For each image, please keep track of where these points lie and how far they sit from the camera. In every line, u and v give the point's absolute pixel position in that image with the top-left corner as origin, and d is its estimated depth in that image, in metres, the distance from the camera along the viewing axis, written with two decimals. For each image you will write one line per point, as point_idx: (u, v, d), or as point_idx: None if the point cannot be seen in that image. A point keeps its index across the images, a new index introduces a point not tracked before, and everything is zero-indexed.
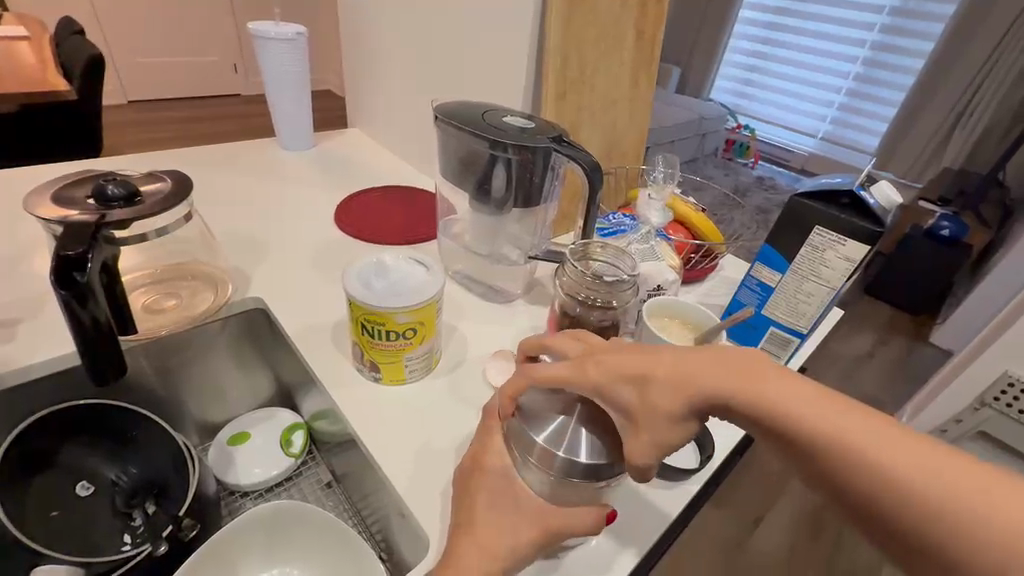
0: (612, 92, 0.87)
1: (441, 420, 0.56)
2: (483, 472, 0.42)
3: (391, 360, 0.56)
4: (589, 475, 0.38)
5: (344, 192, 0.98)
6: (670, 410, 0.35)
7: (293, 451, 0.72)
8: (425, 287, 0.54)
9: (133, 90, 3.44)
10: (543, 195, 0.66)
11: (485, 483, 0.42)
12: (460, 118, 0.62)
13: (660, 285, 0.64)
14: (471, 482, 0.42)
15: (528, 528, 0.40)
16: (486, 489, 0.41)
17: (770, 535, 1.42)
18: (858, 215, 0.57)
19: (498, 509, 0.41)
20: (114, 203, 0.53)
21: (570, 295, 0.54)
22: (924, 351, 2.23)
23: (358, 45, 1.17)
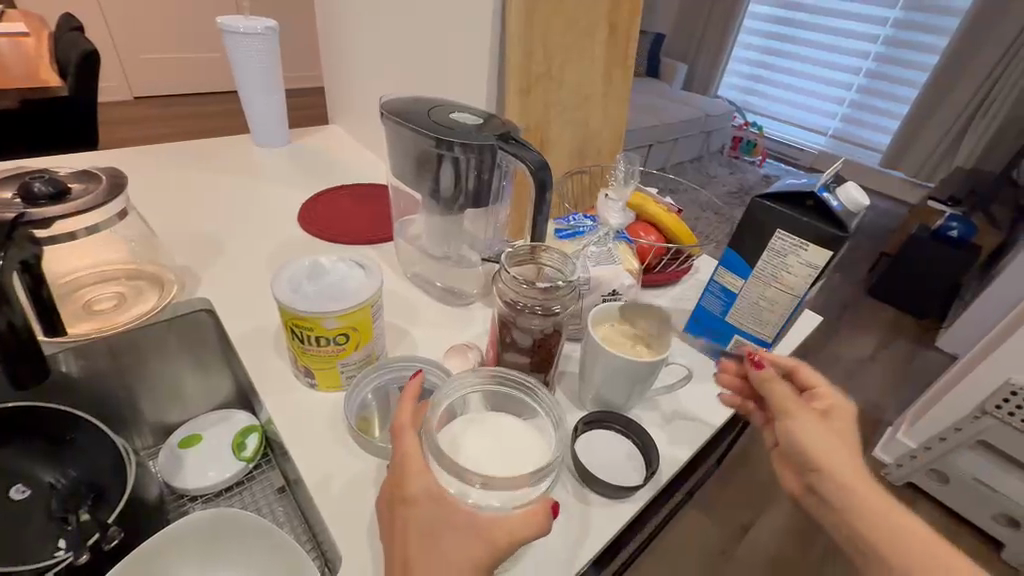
0: (584, 86, 0.84)
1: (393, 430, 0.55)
2: (409, 503, 0.39)
3: (326, 365, 0.55)
4: (482, 481, 0.39)
5: (313, 189, 0.96)
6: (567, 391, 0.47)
7: (245, 454, 0.70)
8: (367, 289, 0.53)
9: (139, 86, 3.46)
10: (492, 195, 0.63)
11: (413, 516, 0.38)
12: (404, 115, 0.60)
13: (615, 289, 0.61)
14: (397, 517, 0.39)
15: (471, 547, 0.37)
16: (415, 526, 0.38)
17: (757, 543, 1.39)
18: (820, 219, 0.53)
19: (427, 547, 0.37)
20: (42, 200, 0.51)
21: (506, 303, 0.51)
22: (929, 355, 2.17)
23: (336, 40, 1.15)
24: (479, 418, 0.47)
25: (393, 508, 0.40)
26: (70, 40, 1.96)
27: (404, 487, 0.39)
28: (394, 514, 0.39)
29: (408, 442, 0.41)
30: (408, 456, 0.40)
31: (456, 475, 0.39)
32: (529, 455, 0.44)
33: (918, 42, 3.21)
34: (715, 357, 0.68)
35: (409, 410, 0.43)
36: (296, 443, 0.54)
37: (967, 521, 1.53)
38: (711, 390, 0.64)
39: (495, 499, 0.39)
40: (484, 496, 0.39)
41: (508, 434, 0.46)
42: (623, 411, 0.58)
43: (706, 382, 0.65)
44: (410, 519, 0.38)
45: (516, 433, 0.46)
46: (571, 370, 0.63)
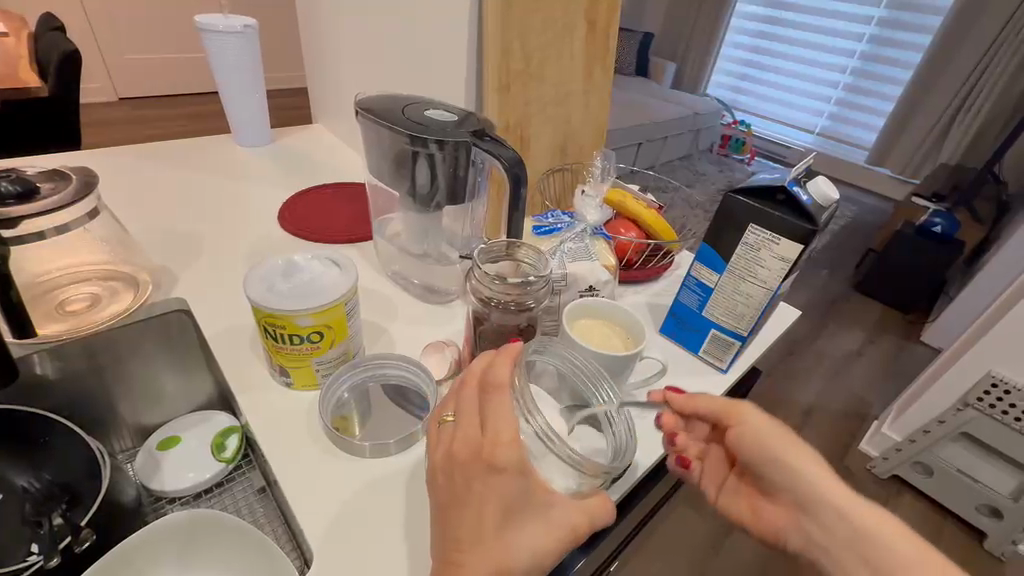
0: (564, 83, 0.85)
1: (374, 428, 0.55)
2: (496, 472, 0.37)
3: (300, 364, 0.55)
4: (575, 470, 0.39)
5: (294, 189, 0.96)
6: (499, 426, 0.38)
7: (224, 456, 0.69)
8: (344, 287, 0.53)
9: (125, 88, 3.43)
10: (469, 192, 0.63)
11: (496, 484, 0.37)
12: (379, 112, 0.60)
13: (591, 285, 0.61)
14: (475, 481, 0.37)
15: (558, 530, 0.38)
16: (498, 495, 0.37)
17: (746, 538, 1.40)
18: (792, 213, 0.54)
19: (508, 519, 0.37)
20: (7, 200, 0.51)
21: (479, 300, 0.51)
22: (914, 349, 2.19)
23: (318, 39, 1.14)
24: (537, 395, 0.46)
25: (473, 469, 0.38)
26: (51, 40, 1.94)
27: (494, 453, 0.37)
28: (471, 480, 0.38)
29: (508, 404, 0.39)
30: (502, 418, 0.38)
31: (555, 457, 0.38)
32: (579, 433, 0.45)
33: (903, 40, 3.25)
34: (693, 352, 0.69)
35: (510, 368, 0.40)
36: (271, 444, 0.54)
37: (952, 513, 1.55)
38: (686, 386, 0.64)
39: (571, 480, 0.39)
40: (569, 480, 0.39)
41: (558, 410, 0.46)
42: None
43: (683, 378, 0.65)
44: (489, 493, 0.37)
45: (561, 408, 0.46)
46: None
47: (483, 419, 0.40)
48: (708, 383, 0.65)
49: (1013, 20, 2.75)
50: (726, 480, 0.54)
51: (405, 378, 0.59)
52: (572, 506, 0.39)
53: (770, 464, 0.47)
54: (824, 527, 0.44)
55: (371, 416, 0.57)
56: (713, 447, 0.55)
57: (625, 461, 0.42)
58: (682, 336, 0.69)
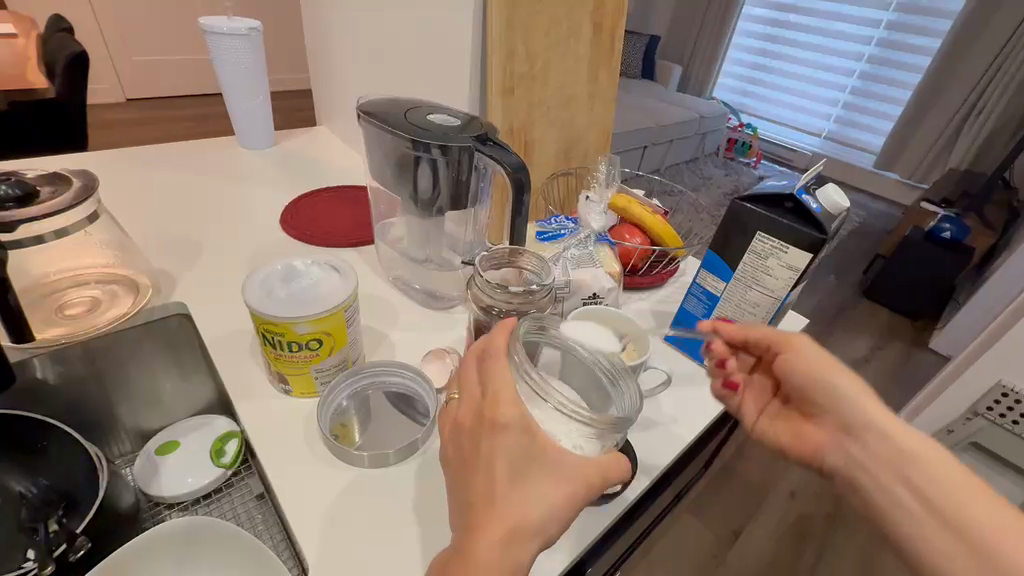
0: (568, 87, 0.84)
1: (378, 435, 0.55)
2: (498, 430, 0.37)
3: (298, 371, 0.54)
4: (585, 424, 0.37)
5: (297, 192, 0.95)
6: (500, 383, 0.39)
7: (224, 461, 0.69)
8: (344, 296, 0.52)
9: (132, 89, 3.45)
10: (472, 197, 0.63)
11: (501, 443, 0.37)
12: (381, 117, 0.59)
13: (595, 293, 0.60)
14: (482, 442, 0.37)
15: (566, 489, 0.36)
16: (503, 452, 0.36)
17: (751, 548, 1.38)
18: (801, 222, 0.53)
19: (517, 475, 0.36)
20: (7, 204, 0.50)
21: (482, 308, 0.50)
22: (922, 356, 2.17)
23: (322, 41, 1.14)
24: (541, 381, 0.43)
25: (478, 432, 0.38)
26: (58, 43, 1.95)
27: (495, 412, 0.37)
28: (478, 442, 0.38)
29: (505, 366, 0.39)
30: (500, 381, 0.39)
31: (559, 412, 0.37)
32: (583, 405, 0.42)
33: (911, 44, 3.22)
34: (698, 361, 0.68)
35: (507, 336, 0.41)
36: (268, 451, 0.52)
37: None
38: (690, 395, 0.63)
39: (575, 441, 0.38)
40: (580, 438, 0.38)
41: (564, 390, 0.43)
42: None
43: (688, 387, 0.64)
44: (495, 453, 0.36)
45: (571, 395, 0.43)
46: None
47: (482, 386, 0.40)
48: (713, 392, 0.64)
49: None
50: (767, 406, 0.57)
51: (405, 382, 0.58)
52: (583, 461, 0.37)
53: (816, 388, 0.51)
54: (867, 447, 0.48)
55: (369, 421, 0.56)
56: (756, 377, 0.58)
57: (636, 415, 0.39)
58: (687, 344, 0.68)
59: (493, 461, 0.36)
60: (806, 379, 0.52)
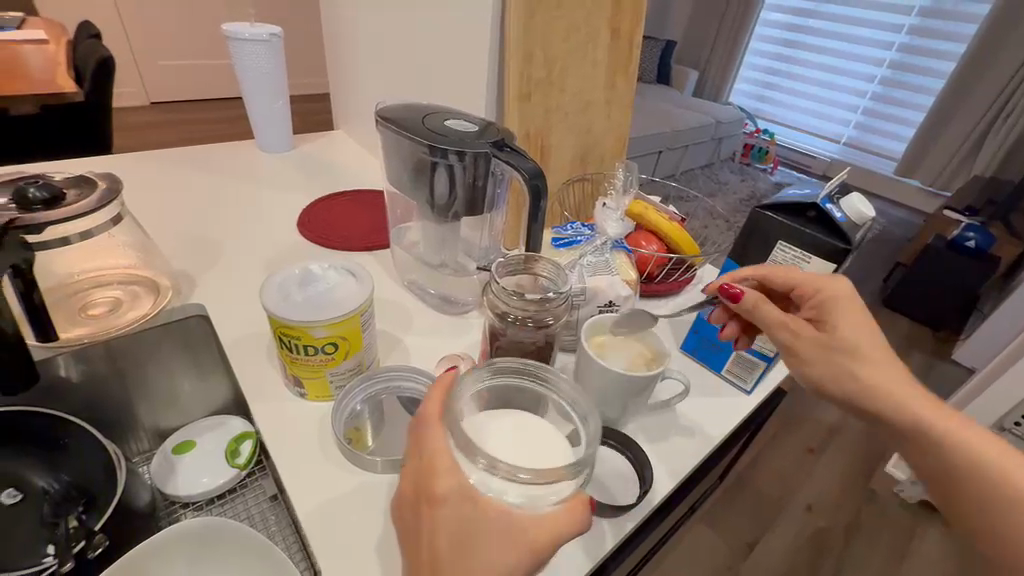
0: (585, 93, 0.83)
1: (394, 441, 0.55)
2: (436, 504, 0.36)
3: (313, 374, 0.54)
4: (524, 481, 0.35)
5: (314, 195, 0.96)
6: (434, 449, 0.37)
7: (239, 461, 0.70)
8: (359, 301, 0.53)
9: (155, 92, 3.52)
10: (488, 203, 0.63)
11: (441, 515, 0.35)
12: (399, 122, 0.60)
13: (611, 300, 0.60)
14: (423, 514, 0.36)
15: (511, 554, 0.34)
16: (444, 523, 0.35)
17: (765, 561, 1.35)
18: (824, 231, 0.52)
19: (461, 545, 0.35)
20: (36, 206, 0.51)
21: (497, 315, 0.50)
22: (945, 367, 2.11)
23: (340, 46, 1.15)
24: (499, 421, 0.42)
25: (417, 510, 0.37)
26: (86, 48, 2.00)
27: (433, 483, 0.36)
28: (420, 515, 0.37)
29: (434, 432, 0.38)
30: (432, 450, 0.37)
31: (494, 474, 0.36)
32: (551, 446, 0.40)
33: (934, 50, 3.16)
34: (715, 370, 0.67)
35: (438, 400, 0.40)
36: (284, 454, 0.53)
37: None
38: (706, 406, 0.62)
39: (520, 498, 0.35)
40: (523, 491, 0.35)
41: (528, 432, 0.42)
42: (618, 426, 0.56)
43: (707, 397, 0.63)
44: (437, 526, 0.35)
45: (541, 432, 0.42)
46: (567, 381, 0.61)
47: (418, 456, 0.39)
48: (730, 403, 0.63)
49: None
50: None
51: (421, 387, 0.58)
52: (531, 518, 0.35)
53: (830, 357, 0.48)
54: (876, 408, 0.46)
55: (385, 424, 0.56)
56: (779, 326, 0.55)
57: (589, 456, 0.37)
58: (704, 354, 0.67)
59: (435, 532, 0.36)
60: (819, 361, 0.48)
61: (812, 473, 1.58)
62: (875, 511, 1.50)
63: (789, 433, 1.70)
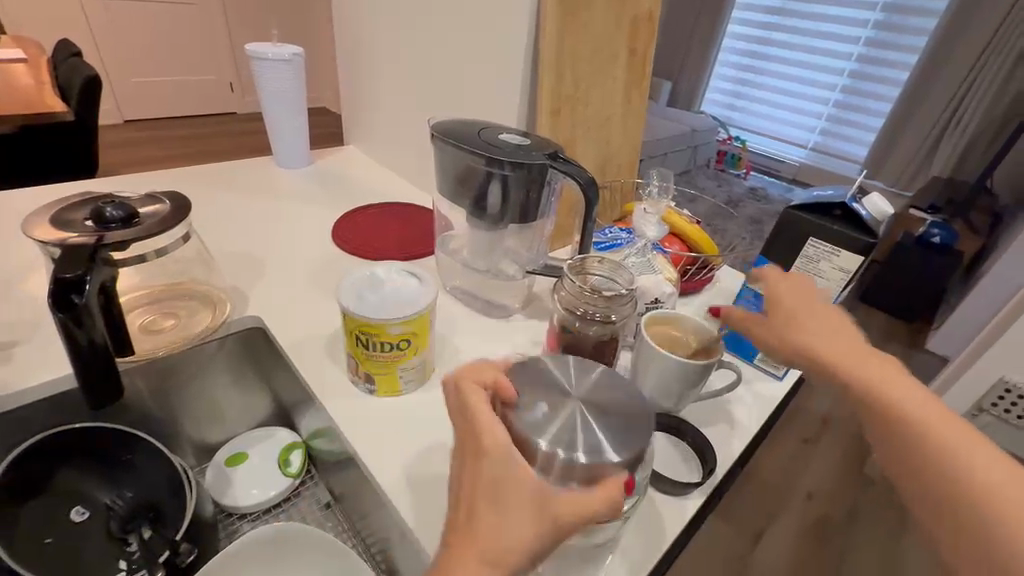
0: (606, 106, 0.89)
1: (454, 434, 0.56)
2: (480, 457, 0.35)
3: (384, 370, 0.57)
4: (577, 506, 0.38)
5: (341, 209, 0.98)
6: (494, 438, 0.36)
7: (291, 471, 0.71)
8: (634, 429, 0.39)
9: (129, 110, 3.44)
10: (539, 211, 0.67)
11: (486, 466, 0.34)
12: (455, 135, 0.64)
13: (657, 297, 0.64)
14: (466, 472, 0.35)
15: (527, 523, 0.32)
16: (486, 479, 0.34)
17: (773, 549, 1.41)
18: (852, 227, 0.57)
19: (499, 507, 0.33)
20: (113, 224, 0.52)
21: (567, 310, 0.54)
22: (920, 357, 2.24)
23: (352, 62, 1.18)
24: None
25: (461, 461, 0.36)
26: (70, 67, 1.97)
27: (487, 436, 0.35)
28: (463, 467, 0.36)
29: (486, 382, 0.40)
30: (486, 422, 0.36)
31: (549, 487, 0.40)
32: None
33: (891, 60, 3.36)
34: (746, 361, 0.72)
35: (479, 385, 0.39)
36: (359, 437, 0.55)
37: None
38: (744, 394, 0.67)
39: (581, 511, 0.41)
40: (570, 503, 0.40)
41: None
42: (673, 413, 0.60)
43: (748, 385, 0.68)
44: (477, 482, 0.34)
45: None
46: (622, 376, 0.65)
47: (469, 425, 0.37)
48: (768, 391, 0.68)
49: (994, 40, 2.87)
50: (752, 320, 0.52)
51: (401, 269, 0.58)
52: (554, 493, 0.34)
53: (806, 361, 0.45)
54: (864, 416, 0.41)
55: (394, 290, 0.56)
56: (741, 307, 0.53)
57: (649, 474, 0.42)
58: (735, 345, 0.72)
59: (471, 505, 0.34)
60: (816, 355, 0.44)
61: (810, 462, 1.65)
62: (870, 494, 1.57)
63: (784, 426, 1.78)
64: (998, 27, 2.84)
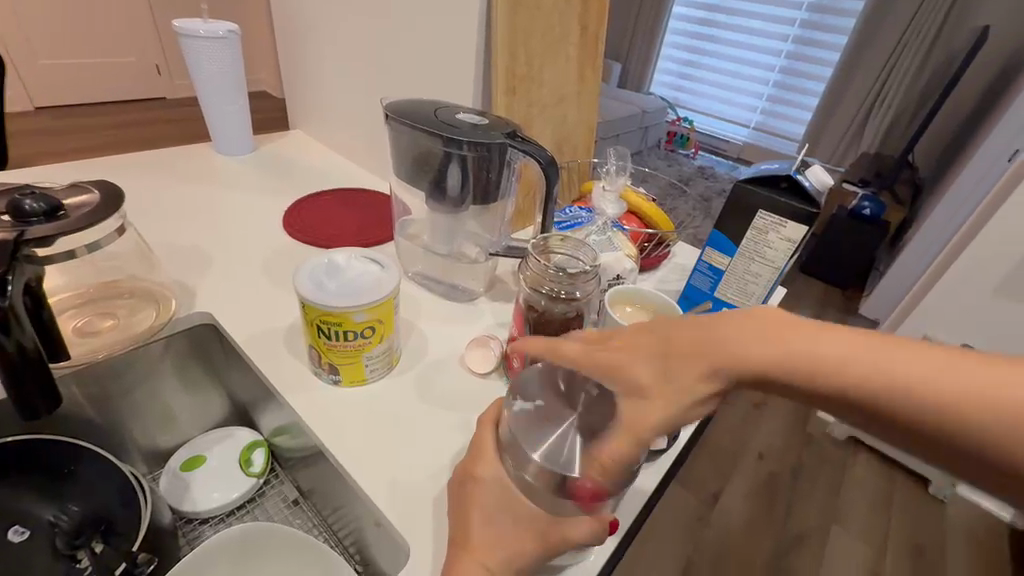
0: (560, 85, 0.88)
1: (427, 424, 0.55)
2: (476, 481, 0.42)
3: (350, 359, 0.55)
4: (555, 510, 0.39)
5: (291, 196, 0.94)
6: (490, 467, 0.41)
7: (254, 470, 0.69)
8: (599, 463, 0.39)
9: (41, 96, 3.13)
10: (499, 191, 0.66)
11: (479, 490, 0.41)
12: (410, 116, 0.62)
13: (619, 274, 0.66)
14: (466, 488, 0.42)
15: (522, 538, 0.40)
16: (482, 500, 0.41)
17: (730, 507, 1.50)
18: (796, 198, 0.60)
19: (495, 525, 0.40)
20: (34, 218, 0.47)
21: (533, 289, 0.54)
22: (854, 321, 2.42)
23: (293, 41, 1.11)
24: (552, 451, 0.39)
25: (463, 482, 0.43)
26: None
27: (482, 466, 0.42)
28: (465, 484, 0.42)
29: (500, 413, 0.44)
30: (485, 447, 0.42)
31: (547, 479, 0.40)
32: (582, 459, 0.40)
33: (824, 42, 3.53)
34: None
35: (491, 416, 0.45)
36: (327, 429, 0.54)
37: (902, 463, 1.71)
38: None
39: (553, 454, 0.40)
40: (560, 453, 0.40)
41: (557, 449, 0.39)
42: None
43: None
44: (474, 501, 0.41)
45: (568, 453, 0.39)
46: None
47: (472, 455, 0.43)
48: None
49: (914, 21, 3.05)
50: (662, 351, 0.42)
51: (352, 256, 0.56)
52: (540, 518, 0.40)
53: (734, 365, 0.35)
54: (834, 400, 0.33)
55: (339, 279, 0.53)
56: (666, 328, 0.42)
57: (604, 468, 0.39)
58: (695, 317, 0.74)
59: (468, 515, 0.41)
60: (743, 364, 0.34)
61: (760, 425, 1.76)
62: (813, 451, 1.69)
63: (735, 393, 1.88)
64: (918, 9, 3.02)
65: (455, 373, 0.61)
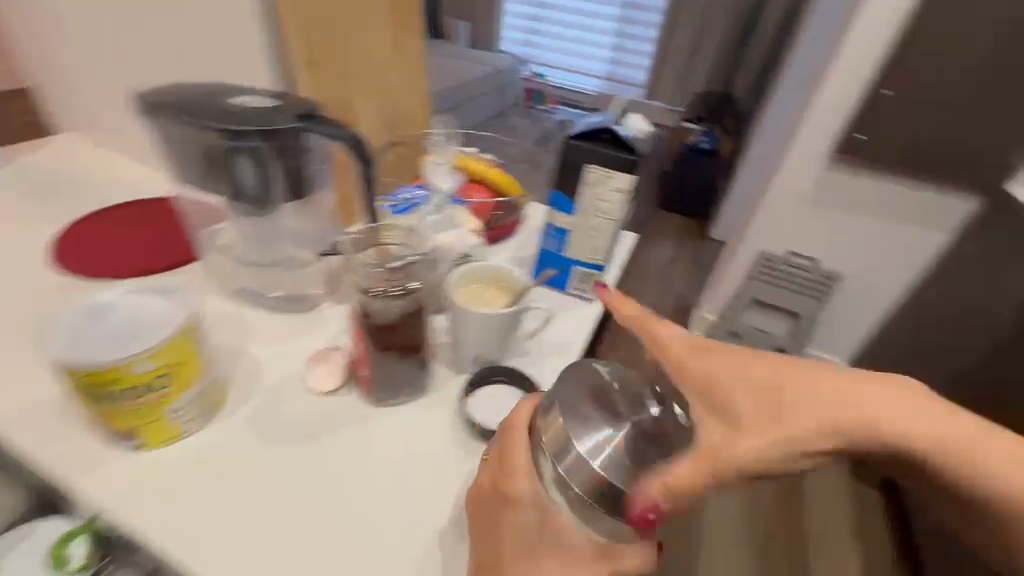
0: (375, 51, 0.80)
1: (265, 467, 0.48)
2: (511, 505, 0.39)
3: (147, 420, 0.45)
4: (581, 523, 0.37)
5: (62, 223, 0.74)
6: (524, 490, 0.38)
7: (72, 567, 0.55)
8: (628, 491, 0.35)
9: None
10: (312, 183, 0.58)
11: (513, 515, 0.39)
12: (175, 105, 0.50)
13: (463, 252, 0.64)
14: (499, 513, 0.40)
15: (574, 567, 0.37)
16: (515, 525, 0.39)
17: None
18: (618, 149, 0.61)
19: (529, 549, 0.38)
20: None
21: (357, 291, 0.48)
22: (709, 246, 2.71)
23: (24, 20, 0.86)
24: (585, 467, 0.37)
25: (496, 502, 0.40)
26: None
27: (518, 484, 0.39)
28: (493, 507, 0.40)
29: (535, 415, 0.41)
30: (519, 459, 0.39)
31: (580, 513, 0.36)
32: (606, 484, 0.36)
33: None
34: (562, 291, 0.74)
35: (526, 429, 0.40)
36: (135, 507, 0.44)
37: None
38: (565, 321, 0.70)
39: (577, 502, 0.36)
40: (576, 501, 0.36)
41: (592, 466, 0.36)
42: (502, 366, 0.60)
43: (564, 316, 0.71)
44: (506, 525, 0.39)
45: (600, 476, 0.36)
46: (443, 339, 0.62)
47: (501, 479, 0.40)
48: (586, 313, 0.71)
49: None
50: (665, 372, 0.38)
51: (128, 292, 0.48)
52: (590, 542, 0.37)
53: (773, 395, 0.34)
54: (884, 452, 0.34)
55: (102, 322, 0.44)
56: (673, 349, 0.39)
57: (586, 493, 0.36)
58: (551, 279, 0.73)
59: (499, 541, 0.40)
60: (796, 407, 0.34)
61: None
62: None
63: None
64: None
65: (296, 398, 0.54)
